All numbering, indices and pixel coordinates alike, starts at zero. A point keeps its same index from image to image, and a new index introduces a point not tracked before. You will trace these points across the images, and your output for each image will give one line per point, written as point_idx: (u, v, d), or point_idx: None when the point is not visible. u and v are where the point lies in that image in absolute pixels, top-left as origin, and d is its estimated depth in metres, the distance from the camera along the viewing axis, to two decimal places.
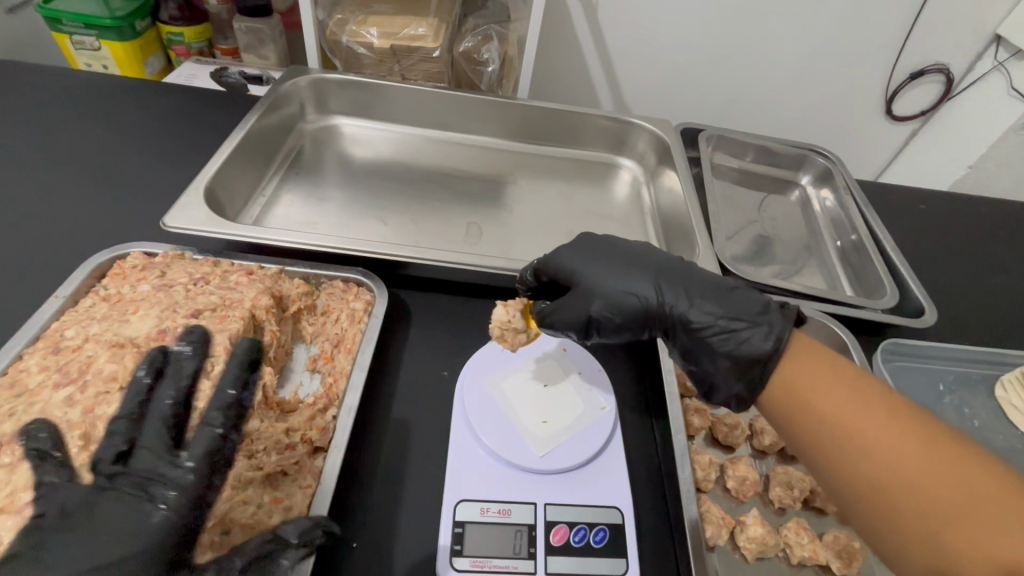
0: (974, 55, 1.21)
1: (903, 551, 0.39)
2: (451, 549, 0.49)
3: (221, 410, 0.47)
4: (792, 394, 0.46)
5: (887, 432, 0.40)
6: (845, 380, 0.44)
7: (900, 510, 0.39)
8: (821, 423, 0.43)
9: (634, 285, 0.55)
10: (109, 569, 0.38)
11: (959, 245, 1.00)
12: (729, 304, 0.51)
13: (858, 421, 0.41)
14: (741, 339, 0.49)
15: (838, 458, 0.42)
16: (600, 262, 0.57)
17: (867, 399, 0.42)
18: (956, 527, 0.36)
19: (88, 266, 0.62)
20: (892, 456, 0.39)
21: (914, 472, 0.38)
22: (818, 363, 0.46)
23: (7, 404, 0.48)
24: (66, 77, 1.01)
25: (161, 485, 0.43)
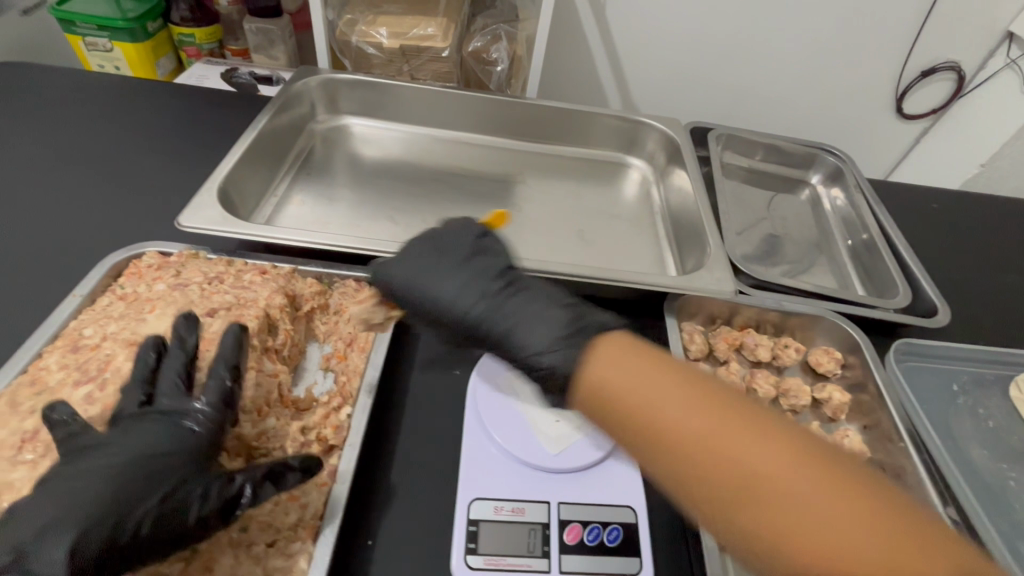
0: (987, 53, 1.20)
1: (728, 538, 0.37)
2: (465, 548, 0.49)
3: (227, 364, 0.50)
4: (603, 390, 0.42)
5: (694, 420, 0.38)
6: (653, 367, 0.41)
7: (719, 500, 0.36)
8: (635, 421, 0.40)
9: (455, 303, 0.54)
10: (138, 479, 0.42)
11: (972, 245, 0.99)
12: (529, 329, 0.50)
13: (666, 412, 0.39)
14: (535, 368, 0.49)
15: (657, 454, 0.39)
16: (424, 277, 0.56)
17: (675, 387, 0.40)
18: (767, 509, 0.35)
19: (105, 265, 0.63)
20: (712, 448, 0.37)
21: (725, 459, 0.36)
22: (623, 355, 0.43)
23: (29, 402, 0.49)
24: (80, 78, 1.02)
25: (182, 415, 0.47)
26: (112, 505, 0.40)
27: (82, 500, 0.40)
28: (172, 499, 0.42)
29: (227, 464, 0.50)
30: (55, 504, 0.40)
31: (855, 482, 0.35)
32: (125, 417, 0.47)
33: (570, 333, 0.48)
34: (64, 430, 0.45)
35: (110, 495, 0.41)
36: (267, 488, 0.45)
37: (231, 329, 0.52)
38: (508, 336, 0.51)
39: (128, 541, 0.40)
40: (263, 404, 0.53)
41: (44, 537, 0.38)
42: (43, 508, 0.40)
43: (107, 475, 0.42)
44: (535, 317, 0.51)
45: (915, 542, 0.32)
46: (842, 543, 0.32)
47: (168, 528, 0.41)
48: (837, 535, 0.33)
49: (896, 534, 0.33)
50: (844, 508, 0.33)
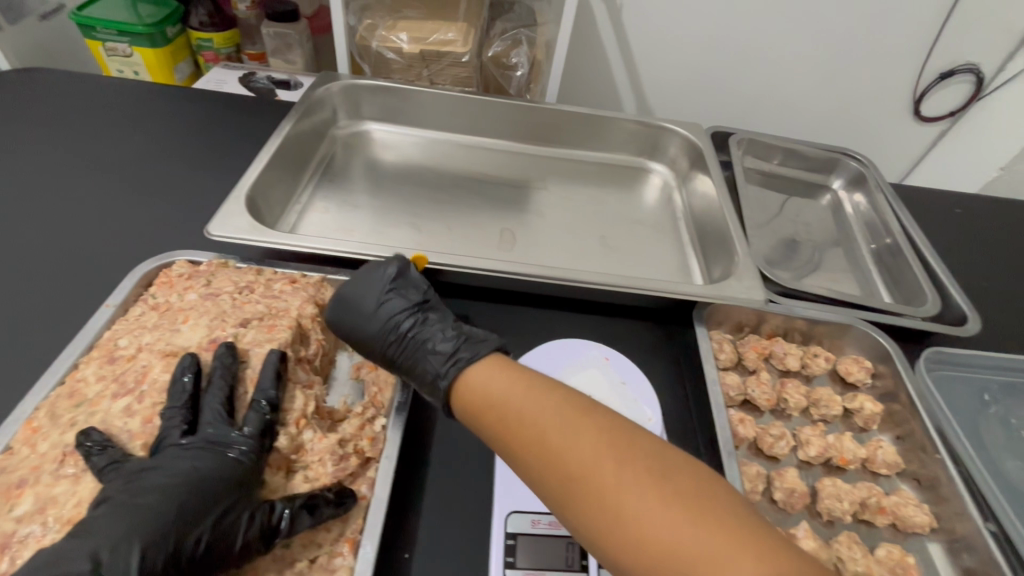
0: (1007, 55, 1.17)
1: (570, 528, 0.39)
2: (504, 561, 0.49)
3: (266, 393, 0.51)
4: (479, 397, 0.47)
5: (538, 418, 0.42)
6: (520, 378, 0.46)
7: (556, 491, 0.39)
8: (496, 420, 0.44)
9: (365, 344, 0.59)
10: (185, 507, 0.43)
11: (996, 250, 0.98)
12: (421, 366, 0.54)
13: (519, 411, 0.43)
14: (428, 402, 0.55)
15: (512, 450, 0.43)
16: (339, 319, 0.60)
17: (528, 393, 0.44)
18: (593, 496, 0.37)
19: (136, 275, 0.63)
20: (554, 446, 0.40)
21: (559, 450, 0.40)
22: (496, 371, 0.48)
23: (69, 414, 0.49)
24: (101, 84, 1.02)
25: (223, 445, 0.48)
26: (166, 531, 0.42)
27: (137, 525, 0.41)
28: (222, 526, 0.43)
29: (269, 480, 0.49)
30: (111, 527, 0.41)
31: (677, 479, 0.37)
32: (169, 445, 0.48)
33: (442, 372, 0.52)
34: (106, 459, 0.45)
35: (163, 522, 0.42)
36: (305, 518, 0.46)
37: (268, 358, 0.53)
38: (408, 372, 0.56)
39: (179, 567, 0.41)
40: (300, 416, 0.52)
41: (103, 561, 0.39)
42: (98, 532, 0.40)
43: (159, 502, 0.43)
44: (426, 353, 0.54)
45: (728, 534, 0.33)
46: (647, 527, 0.34)
47: (217, 555, 0.42)
48: (649, 519, 0.35)
49: (707, 523, 0.34)
50: (666, 505, 0.35)
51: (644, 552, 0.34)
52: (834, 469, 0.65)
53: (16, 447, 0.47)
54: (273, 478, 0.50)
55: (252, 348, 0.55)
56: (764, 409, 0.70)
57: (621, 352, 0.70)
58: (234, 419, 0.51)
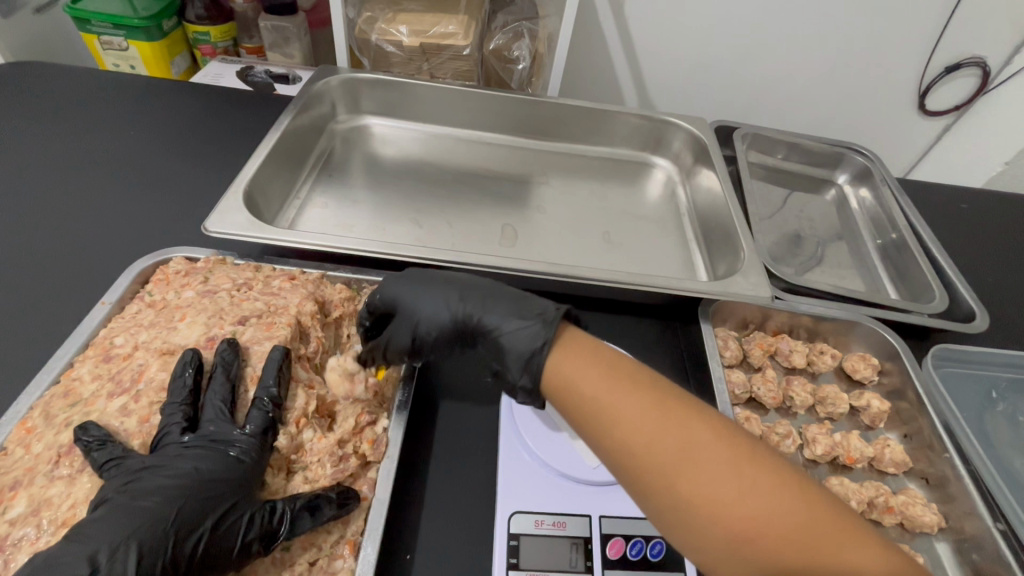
0: (1014, 48, 1.16)
1: (668, 520, 0.39)
2: (508, 563, 0.48)
3: (268, 393, 0.50)
4: (566, 378, 0.46)
5: (639, 406, 0.41)
6: (612, 363, 0.45)
7: (655, 480, 0.39)
8: (589, 404, 0.43)
9: (443, 298, 0.55)
10: (185, 510, 0.42)
11: (1001, 245, 0.97)
12: (520, 306, 0.53)
13: (617, 398, 0.42)
14: (529, 333, 0.50)
15: (606, 436, 0.42)
16: (415, 286, 0.57)
17: (624, 379, 0.43)
18: (703, 485, 0.37)
19: (132, 272, 0.62)
20: (659, 436, 0.40)
21: (664, 438, 0.39)
22: (582, 351, 0.47)
23: (64, 414, 0.48)
24: (97, 78, 1.01)
25: (225, 443, 0.47)
26: (164, 535, 0.41)
27: (134, 529, 0.40)
28: (221, 530, 0.42)
29: (269, 480, 0.48)
30: (109, 528, 0.40)
31: (787, 475, 0.38)
32: (168, 443, 0.47)
33: (542, 313, 0.51)
34: (106, 455, 0.44)
35: (161, 526, 0.41)
36: (307, 521, 0.45)
37: (270, 357, 0.52)
38: (498, 313, 0.53)
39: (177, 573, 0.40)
40: (301, 415, 0.51)
41: (101, 566, 0.38)
42: (97, 535, 0.39)
43: (157, 504, 0.42)
44: (527, 295, 0.54)
45: (837, 526, 0.36)
46: (766, 525, 0.36)
47: (216, 560, 0.42)
48: (761, 508, 0.36)
49: (817, 514, 0.36)
50: (779, 498, 0.37)
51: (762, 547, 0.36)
52: (841, 468, 0.65)
53: (10, 447, 0.46)
54: (274, 479, 0.49)
55: (251, 346, 0.54)
56: (770, 407, 0.69)
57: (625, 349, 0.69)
58: (235, 418, 0.50)
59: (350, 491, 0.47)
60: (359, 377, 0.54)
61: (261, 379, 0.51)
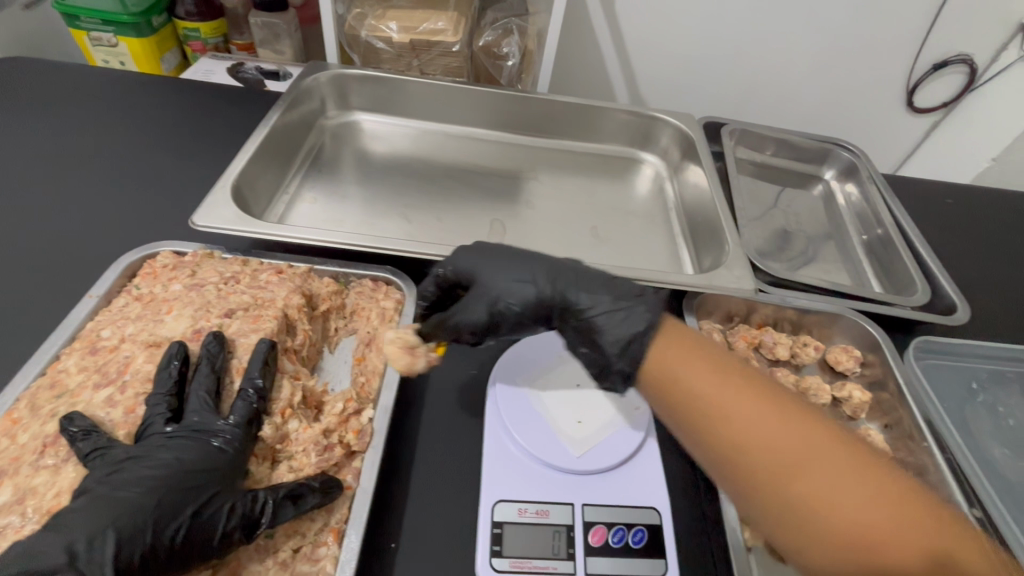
0: (1000, 45, 1.17)
1: (770, 514, 0.41)
2: (491, 550, 0.49)
3: (253, 385, 0.51)
4: (669, 372, 0.46)
5: (746, 403, 0.43)
6: (719, 362, 0.46)
7: (760, 478, 0.41)
8: (694, 401, 0.44)
9: (530, 275, 0.54)
10: (166, 499, 0.43)
11: (985, 240, 0.98)
12: (616, 288, 0.53)
13: (722, 393, 0.43)
14: (630, 316, 0.50)
15: (711, 434, 0.43)
16: (498, 263, 0.56)
17: (732, 379, 0.44)
18: (811, 487, 0.39)
19: (119, 266, 0.62)
20: (766, 432, 0.41)
21: (771, 434, 0.41)
22: (685, 347, 0.47)
23: (49, 405, 0.48)
24: (85, 74, 1.00)
25: (209, 434, 0.48)
26: (144, 524, 0.41)
27: (114, 518, 0.41)
28: (201, 519, 0.43)
29: (253, 469, 0.49)
30: (88, 517, 0.40)
31: (894, 480, 0.39)
32: (152, 433, 0.47)
33: (641, 296, 0.51)
34: (90, 445, 0.45)
35: (141, 515, 0.41)
36: (289, 510, 0.45)
37: (255, 350, 0.52)
38: (592, 296, 0.53)
39: (156, 561, 0.40)
40: (286, 406, 0.52)
41: (80, 554, 0.39)
42: (77, 523, 0.40)
43: (137, 494, 0.42)
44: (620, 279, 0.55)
45: (944, 532, 0.37)
46: (874, 526, 0.37)
47: (197, 549, 0.42)
48: (867, 508, 0.38)
49: (925, 517, 0.37)
50: (886, 501, 0.38)
51: (868, 547, 0.37)
52: None
53: None
54: (259, 468, 0.49)
55: (237, 338, 0.55)
56: None
57: None
58: (221, 410, 0.50)
59: (334, 480, 0.48)
60: (420, 353, 0.55)
61: (246, 371, 0.52)
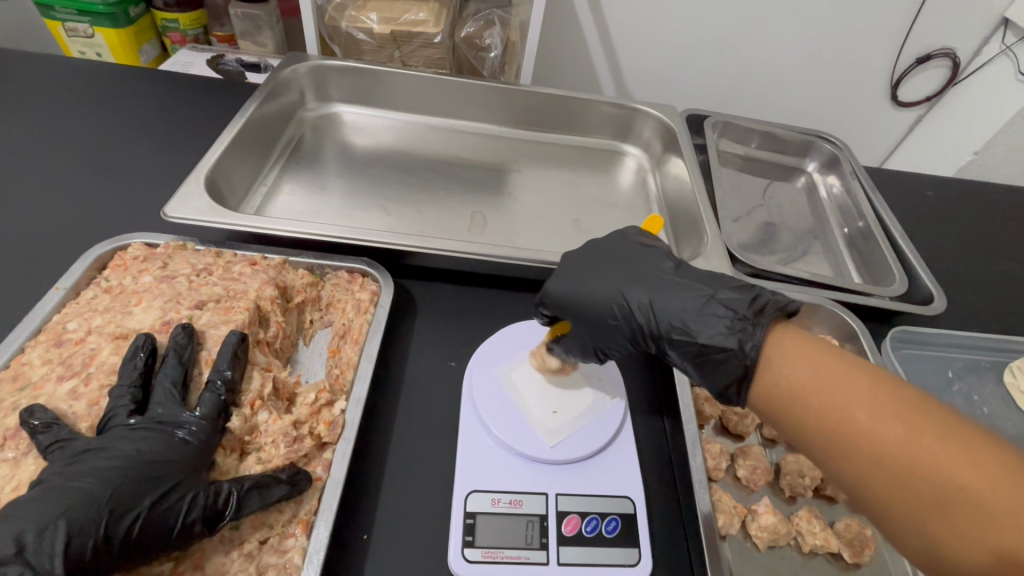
0: (982, 40, 1.18)
1: (905, 533, 0.36)
2: (463, 540, 0.49)
3: (222, 378, 0.50)
4: (782, 385, 0.42)
5: (868, 417, 0.37)
6: (845, 372, 0.40)
7: (905, 503, 0.35)
8: (815, 417, 0.39)
9: (608, 312, 0.52)
10: (124, 491, 0.42)
11: (965, 232, 0.99)
12: (707, 316, 0.47)
13: (837, 408, 0.38)
14: (723, 357, 0.45)
15: (838, 454, 0.38)
16: (578, 298, 0.54)
17: (861, 391, 0.38)
18: (948, 511, 0.34)
19: (88, 258, 0.61)
20: (891, 450, 0.36)
21: (896, 450, 0.36)
22: (800, 356, 0.42)
23: (10, 398, 0.48)
24: (59, 64, 0.98)
25: (174, 426, 0.47)
26: (98, 515, 0.40)
27: (66, 508, 0.40)
28: (160, 510, 0.42)
29: (220, 461, 0.48)
30: (43, 508, 0.40)
31: None
32: (115, 425, 0.46)
33: (741, 330, 0.45)
34: (50, 438, 0.44)
35: (95, 506, 0.41)
36: (254, 501, 0.45)
37: (225, 343, 0.52)
38: (678, 329, 0.48)
39: (111, 553, 0.40)
40: (256, 398, 0.51)
41: (28, 545, 0.38)
42: (26, 514, 0.39)
43: (92, 485, 0.42)
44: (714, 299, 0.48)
45: None
46: None
47: (154, 540, 0.41)
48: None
49: None
50: None
51: None
52: None
53: None
54: (226, 460, 0.49)
55: (208, 329, 0.54)
56: None
57: None
58: (188, 402, 0.50)
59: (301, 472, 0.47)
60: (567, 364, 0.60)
61: (215, 365, 0.51)
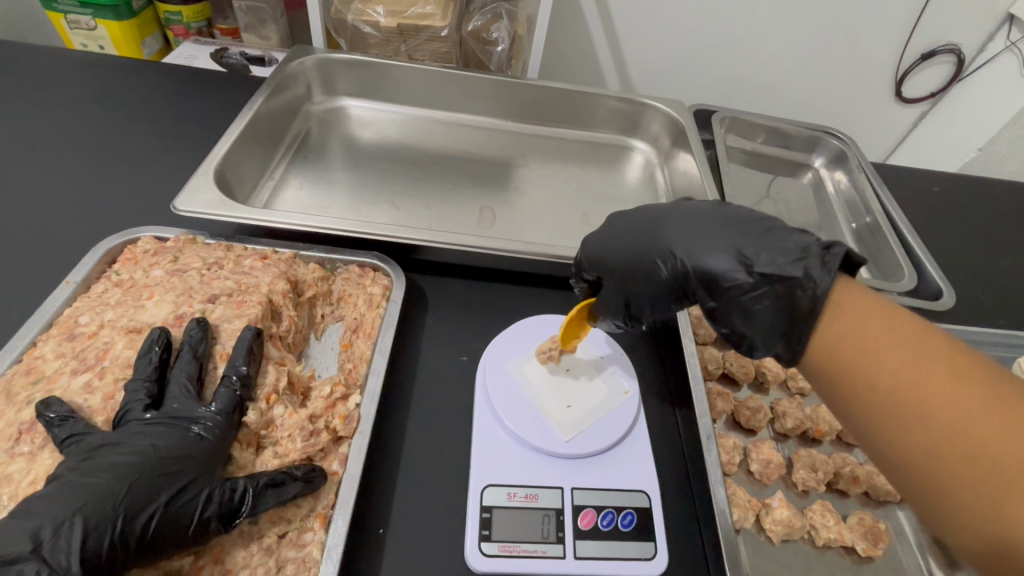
0: (986, 36, 1.17)
1: (942, 510, 0.33)
2: (480, 534, 0.49)
3: (236, 374, 0.50)
4: (845, 343, 0.38)
5: (935, 384, 0.34)
6: (918, 337, 0.36)
7: (954, 477, 0.32)
8: (870, 377, 0.36)
9: (659, 252, 0.51)
10: (139, 487, 0.42)
11: (972, 228, 0.99)
12: (766, 250, 0.45)
13: (904, 372, 0.35)
14: (786, 289, 0.42)
15: (891, 418, 0.35)
16: (627, 243, 0.54)
17: (941, 362, 0.34)
18: (1003, 490, 0.30)
19: (99, 251, 0.60)
20: (954, 419, 0.32)
21: (959, 421, 0.32)
22: (878, 317, 0.37)
23: (25, 392, 0.47)
24: (62, 56, 0.97)
25: (189, 421, 0.47)
26: (113, 511, 0.40)
27: (81, 505, 0.40)
28: (176, 506, 0.42)
29: (237, 455, 0.48)
30: (59, 506, 0.39)
31: None
32: (130, 420, 0.46)
33: (807, 259, 0.42)
34: (67, 431, 0.44)
35: (111, 502, 0.40)
36: (270, 497, 0.45)
37: (239, 339, 0.52)
38: (731, 263, 0.46)
39: (127, 550, 0.40)
40: (271, 392, 0.51)
41: (45, 541, 0.38)
42: (43, 509, 0.39)
43: (108, 481, 0.41)
44: (774, 234, 0.45)
45: None
46: None
47: (170, 536, 0.41)
48: None
49: None
50: None
51: None
52: (810, 441, 0.64)
53: None
54: (242, 454, 0.49)
55: (221, 324, 0.54)
56: (743, 383, 0.68)
57: None
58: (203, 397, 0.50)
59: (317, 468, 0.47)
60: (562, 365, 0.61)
61: (229, 362, 0.51)
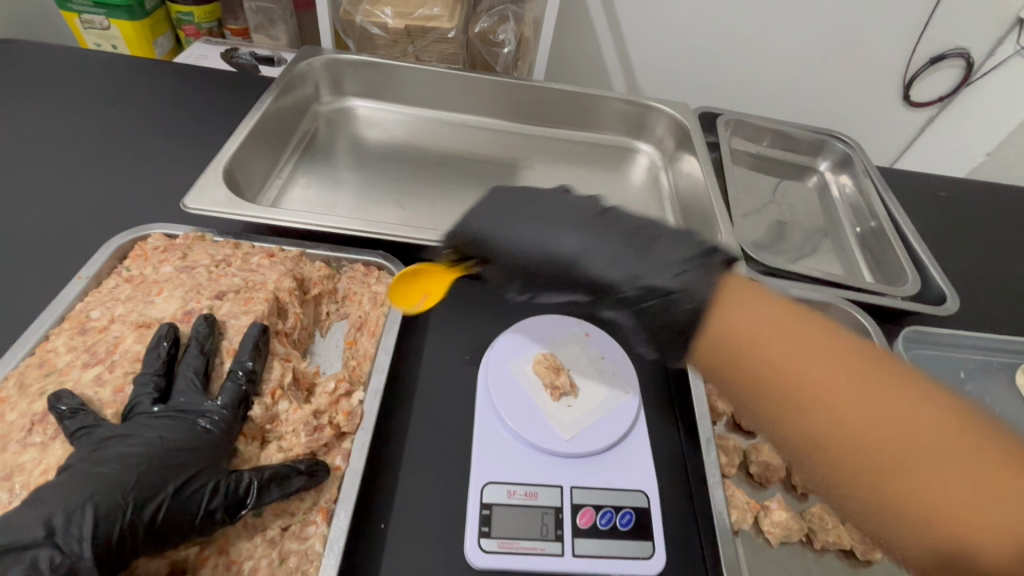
0: (996, 40, 1.17)
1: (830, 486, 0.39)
2: (479, 531, 0.50)
3: (242, 369, 0.51)
4: (745, 345, 0.44)
5: (815, 372, 0.40)
6: (803, 331, 0.43)
7: (837, 454, 0.38)
8: (766, 371, 0.42)
9: (561, 254, 0.58)
10: (147, 478, 0.43)
11: (978, 233, 0.99)
12: (656, 263, 0.54)
13: (792, 365, 0.41)
14: (669, 298, 0.52)
15: (784, 406, 0.41)
16: (525, 237, 0.59)
17: (818, 353, 0.41)
18: (868, 459, 0.37)
19: (110, 247, 0.61)
20: (827, 403, 0.39)
21: (834, 404, 0.39)
22: (768, 318, 0.44)
23: (38, 383, 0.49)
24: (76, 56, 0.99)
25: (197, 414, 0.48)
26: (122, 500, 0.41)
27: (92, 493, 0.41)
28: (183, 496, 0.43)
29: (242, 448, 0.49)
30: (69, 495, 0.40)
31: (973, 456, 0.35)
32: (139, 413, 0.47)
33: (690, 273, 0.52)
34: (77, 424, 0.45)
35: (120, 491, 0.42)
36: (274, 491, 0.46)
37: (246, 335, 0.53)
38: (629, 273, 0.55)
39: (135, 537, 0.41)
40: (277, 387, 0.52)
41: (57, 528, 0.39)
42: (54, 498, 0.40)
43: (118, 470, 0.42)
44: (660, 248, 0.55)
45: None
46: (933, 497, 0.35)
47: (177, 525, 0.42)
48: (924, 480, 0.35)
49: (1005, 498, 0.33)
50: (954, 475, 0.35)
51: (921, 511, 0.35)
52: None
53: None
54: (248, 448, 0.50)
55: (228, 320, 0.55)
56: None
57: (603, 325, 0.69)
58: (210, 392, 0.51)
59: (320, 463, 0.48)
60: (561, 382, 0.59)
61: (235, 357, 0.52)
